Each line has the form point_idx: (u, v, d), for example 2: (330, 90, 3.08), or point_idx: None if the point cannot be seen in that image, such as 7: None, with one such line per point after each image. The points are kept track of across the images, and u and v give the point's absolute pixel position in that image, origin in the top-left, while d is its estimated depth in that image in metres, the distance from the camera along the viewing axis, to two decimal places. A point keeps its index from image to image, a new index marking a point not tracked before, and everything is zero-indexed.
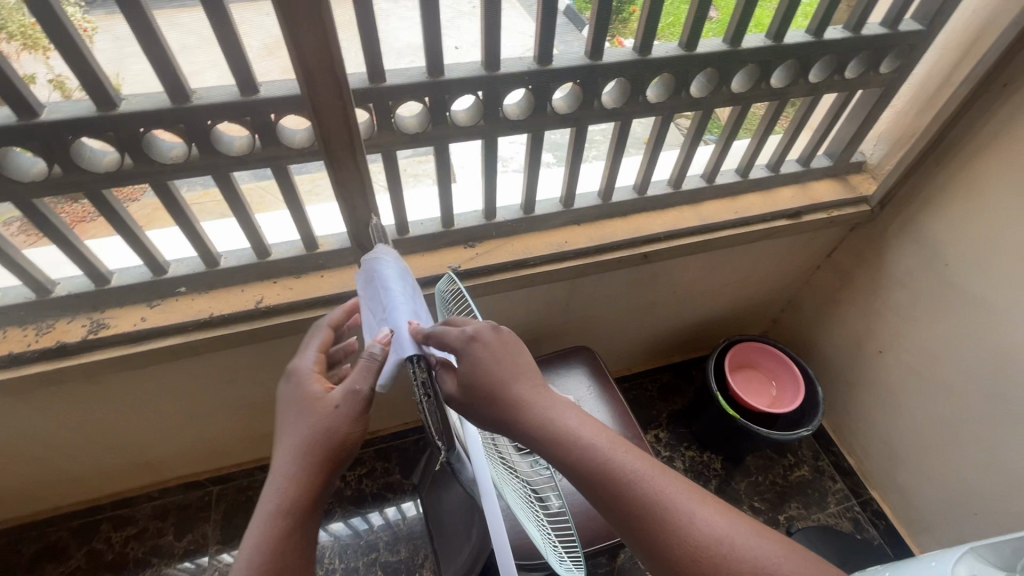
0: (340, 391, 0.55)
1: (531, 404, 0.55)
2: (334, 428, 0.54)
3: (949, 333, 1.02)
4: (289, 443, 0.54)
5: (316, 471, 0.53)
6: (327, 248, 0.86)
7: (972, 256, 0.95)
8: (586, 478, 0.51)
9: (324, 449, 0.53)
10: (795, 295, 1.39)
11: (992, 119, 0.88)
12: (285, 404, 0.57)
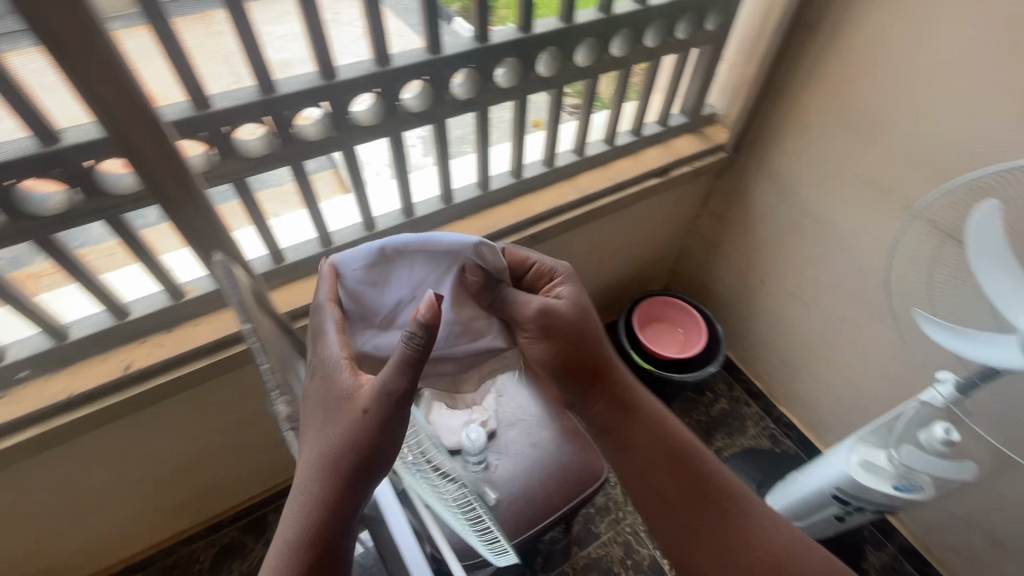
0: (370, 391, 0.54)
1: (638, 414, 0.71)
2: (357, 431, 0.53)
3: (809, 253, 1.14)
4: (321, 443, 0.54)
5: (342, 474, 0.53)
6: (196, 295, 0.79)
7: (814, 182, 1.07)
8: (699, 481, 0.68)
9: (351, 454, 0.53)
10: (684, 247, 1.49)
11: (805, 60, 0.99)
12: (320, 394, 0.57)
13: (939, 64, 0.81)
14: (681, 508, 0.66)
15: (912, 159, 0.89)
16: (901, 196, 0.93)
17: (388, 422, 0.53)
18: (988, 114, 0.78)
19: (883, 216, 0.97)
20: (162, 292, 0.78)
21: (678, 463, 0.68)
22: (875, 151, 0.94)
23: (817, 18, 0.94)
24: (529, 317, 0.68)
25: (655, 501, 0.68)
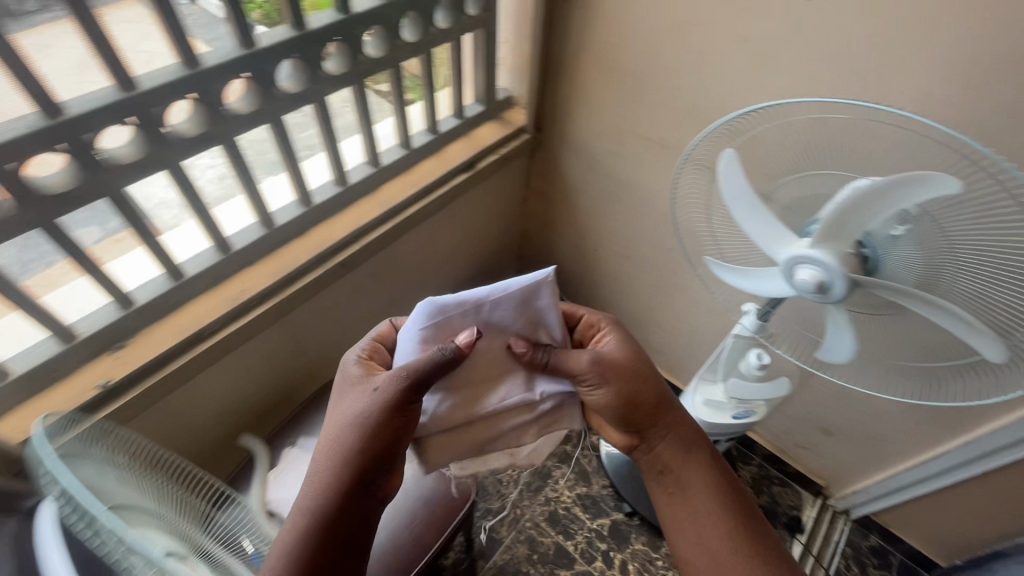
0: (382, 377, 0.64)
1: (681, 446, 0.76)
2: (364, 422, 0.63)
3: (627, 216, 1.18)
4: (337, 429, 0.65)
5: (353, 458, 0.64)
6: (87, 334, 0.71)
7: (612, 150, 1.10)
8: (721, 505, 0.74)
9: (359, 441, 0.64)
10: (524, 231, 1.49)
11: (573, 33, 0.99)
12: (347, 385, 0.68)
13: (678, 21, 0.84)
14: (734, 566, 0.70)
15: (682, 113, 0.94)
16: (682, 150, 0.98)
17: (395, 410, 0.63)
18: (727, 63, 0.83)
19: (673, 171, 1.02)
20: (107, 306, 0.73)
21: (722, 521, 0.73)
22: (652, 111, 0.98)
23: None
24: (583, 368, 0.69)
25: (700, 552, 0.72)
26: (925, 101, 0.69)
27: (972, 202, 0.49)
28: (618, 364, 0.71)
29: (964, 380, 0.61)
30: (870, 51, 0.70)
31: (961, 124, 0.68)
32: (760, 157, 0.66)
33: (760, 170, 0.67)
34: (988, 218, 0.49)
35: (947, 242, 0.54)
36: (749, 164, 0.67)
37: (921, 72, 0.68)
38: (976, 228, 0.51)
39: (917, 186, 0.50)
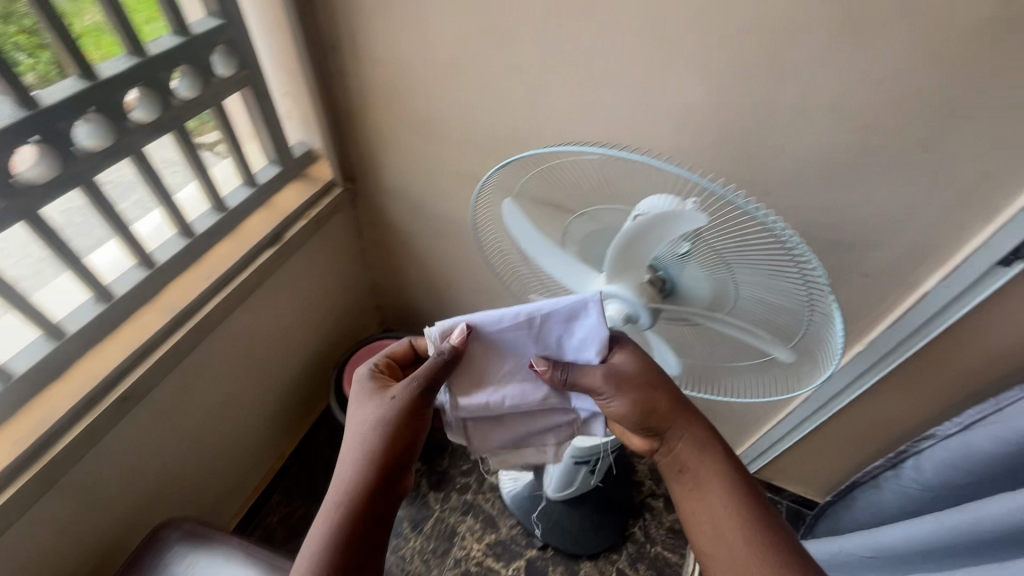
0: (401, 386, 0.58)
1: (693, 448, 0.62)
2: (382, 434, 0.57)
3: (466, 251, 1.12)
4: (354, 444, 0.58)
5: (371, 475, 0.57)
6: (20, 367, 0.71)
7: (431, 190, 1.03)
8: (744, 510, 0.58)
9: (382, 450, 0.57)
10: (374, 283, 1.38)
11: (351, 78, 0.91)
12: (360, 394, 0.61)
13: (449, 54, 0.80)
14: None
15: (483, 145, 0.90)
16: None
17: (411, 417, 0.58)
18: (508, 91, 0.80)
19: None
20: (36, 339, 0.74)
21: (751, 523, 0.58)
22: (455, 147, 0.93)
23: (333, 33, 0.86)
24: (595, 375, 0.59)
25: (728, 558, 0.57)
26: (688, 109, 0.71)
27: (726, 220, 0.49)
28: (630, 374, 0.60)
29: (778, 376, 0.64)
30: (628, 68, 0.70)
31: (723, 127, 0.71)
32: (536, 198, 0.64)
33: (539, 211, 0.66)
34: (742, 236, 0.50)
35: (719, 260, 0.54)
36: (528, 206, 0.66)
37: (677, 83, 0.69)
38: (737, 245, 0.51)
39: (673, 220, 0.49)
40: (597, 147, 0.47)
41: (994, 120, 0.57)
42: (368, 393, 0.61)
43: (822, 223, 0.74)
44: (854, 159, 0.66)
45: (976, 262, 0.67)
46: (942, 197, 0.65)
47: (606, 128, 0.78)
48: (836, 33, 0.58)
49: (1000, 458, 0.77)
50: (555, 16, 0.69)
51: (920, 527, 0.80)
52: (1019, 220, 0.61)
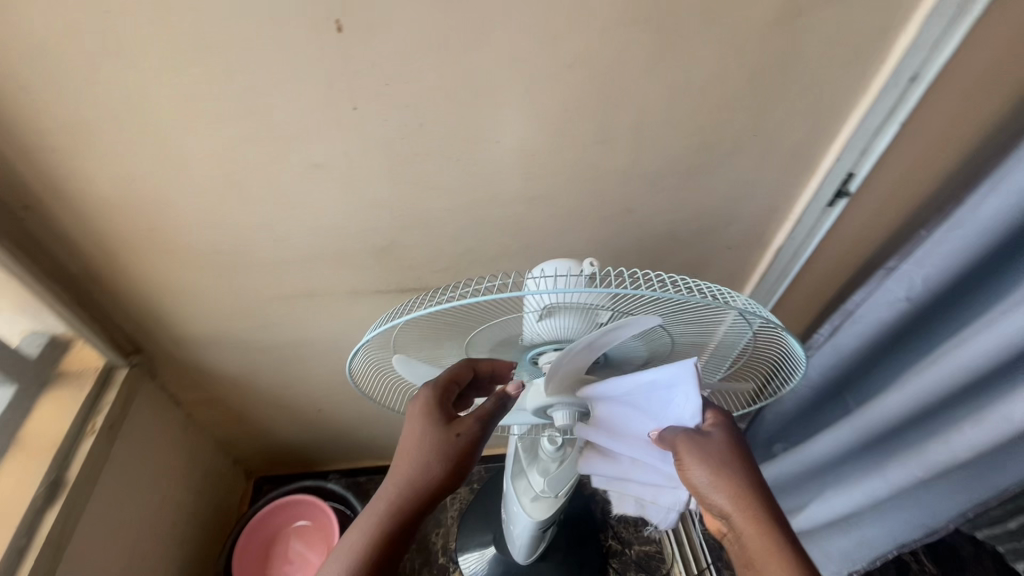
0: (466, 421, 0.53)
1: (760, 545, 0.46)
2: (433, 467, 0.52)
3: (327, 367, 0.93)
4: (409, 469, 0.52)
5: (413, 502, 0.52)
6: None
7: (255, 328, 0.82)
8: None
9: (430, 480, 0.52)
10: (220, 441, 1.09)
11: (81, 241, 0.65)
12: (425, 402, 0.53)
13: (219, 172, 0.60)
14: None
15: (306, 257, 0.72)
16: (337, 288, 0.77)
17: (467, 457, 0.53)
18: (318, 193, 0.64)
19: (344, 309, 0.81)
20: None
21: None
22: (269, 269, 0.73)
23: (27, 196, 0.59)
24: (676, 442, 0.53)
25: None
26: (532, 157, 0.64)
27: (659, 311, 0.46)
28: (710, 443, 0.52)
29: (749, 378, 0.65)
30: (455, 133, 0.60)
31: (572, 164, 0.65)
32: (423, 345, 0.54)
33: (432, 351, 0.56)
34: (680, 316, 0.48)
35: (661, 330, 0.53)
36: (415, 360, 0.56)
37: (514, 135, 0.61)
38: (682, 322, 0.50)
39: (626, 329, 0.47)
40: (503, 296, 0.42)
41: (803, 95, 0.61)
42: (435, 407, 0.54)
43: (684, 219, 0.75)
44: (698, 158, 0.66)
45: (813, 210, 0.74)
46: (775, 167, 0.69)
47: (448, 198, 0.67)
48: (657, 52, 0.55)
49: (865, 350, 0.86)
50: (348, 99, 0.55)
51: (844, 436, 0.88)
52: (837, 168, 0.68)
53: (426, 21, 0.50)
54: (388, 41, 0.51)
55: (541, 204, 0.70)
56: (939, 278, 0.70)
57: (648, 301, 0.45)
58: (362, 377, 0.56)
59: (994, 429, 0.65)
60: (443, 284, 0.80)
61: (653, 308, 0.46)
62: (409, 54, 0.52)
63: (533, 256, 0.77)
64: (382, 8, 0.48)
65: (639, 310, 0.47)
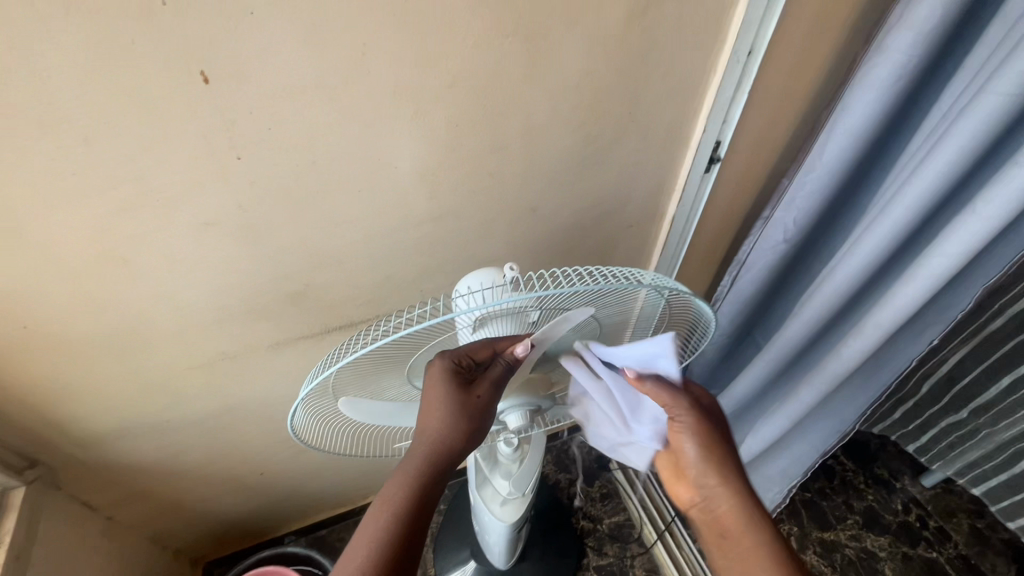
0: (485, 388, 0.51)
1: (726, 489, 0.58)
2: (455, 430, 0.52)
3: (260, 427, 0.87)
4: (430, 436, 0.52)
5: (442, 460, 0.53)
6: None
7: (173, 406, 0.76)
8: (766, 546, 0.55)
9: (455, 442, 0.53)
10: (152, 538, 0.98)
11: None
12: (441, 373, 0.50)
13: (95, 249, 0.54)
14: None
15: (214, 320, 0.67)
16: (255, 343, 0.73)
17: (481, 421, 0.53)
18: (214, 251, 0.60)
19: (267, 364, 0.77)
20: None
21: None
22: (177, 341, 0.67)
23: None
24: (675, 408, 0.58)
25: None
26: (433, 175, 0.64)
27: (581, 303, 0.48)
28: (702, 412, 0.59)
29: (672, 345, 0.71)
30: (351, 165, 0.59)
31: (472, 176, 0.67)
32: (363, 386, 0.52)
33: (373, 389, 0.54)
34: (602, 302, 0.51)
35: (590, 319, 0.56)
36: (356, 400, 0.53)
37: (410, 158, 0.61)
38: (607, 306, 0.53)
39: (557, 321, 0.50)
40: (437, 323, 0.42)
41: (665, 80, 0.67)
42: (456, 377, 0.50)
43: (585, 207, 0.79)
44: (587, 150, 0.71)
45: (694, 179, 0.81)
46: (656, 147, 0.75)
47: (356, 231, 0.66)
48: (531, 60, 0.58)
49: (761, 291, 0.98)
50: (229, 149, 0.52)
51: (759, 370, 0.99)
52: (705, 139, 0.76)
53: (299, 61, 0.49)
54: (262, 86, 0.49)
55: (449, 219, 0.71)
56: (805, 217, 0.84)
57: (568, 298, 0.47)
58: (303, 432, 0.52)
59: (869, 337, 0.76)
60: (368, 316, 0.78)
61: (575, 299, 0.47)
62: (287, 95, 0.50)
63: (452, 269, 0.78)
64: (248, 53, 0.46)
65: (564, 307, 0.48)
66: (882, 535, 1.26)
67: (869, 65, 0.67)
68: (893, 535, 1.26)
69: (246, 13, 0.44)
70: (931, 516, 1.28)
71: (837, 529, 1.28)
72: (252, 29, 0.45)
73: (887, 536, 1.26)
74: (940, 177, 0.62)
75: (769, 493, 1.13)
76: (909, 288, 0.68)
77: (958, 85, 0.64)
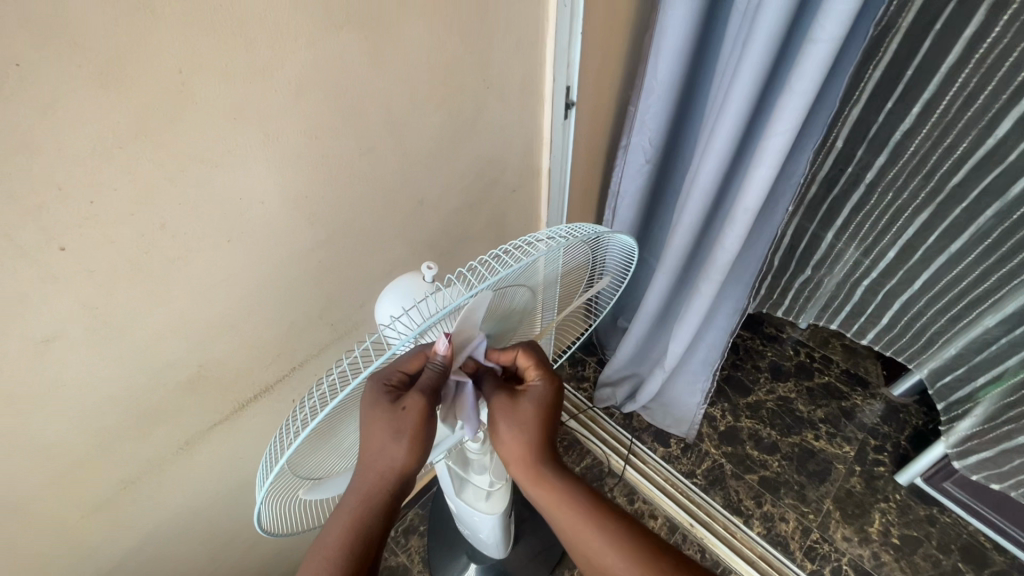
0: (409, 400, 0.45)
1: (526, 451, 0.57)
2: (391, 453, 0.47)
3: (198, 541, 0.75)
4: (370, 460, 0.47)
5: (382, 486, 0.49)
6: None
7: (79, 564, 0.61)
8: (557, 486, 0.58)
9: (394, 465, 0.48)
10: None
11: None
12: (367, 396, 0.46)
13: None
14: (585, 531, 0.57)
15: (97, 448, 0.55)
16: (159, 454, 0.61)
17: (420, 436, 0.48)
18: (69, 368, 0.48)
19: (182, 470, 0.65)
20: None
21: (589, 557, 0.58)
22: (58, 488, 0.54)
23: None
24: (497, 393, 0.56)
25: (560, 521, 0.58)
26: (307, 199, 0.58)
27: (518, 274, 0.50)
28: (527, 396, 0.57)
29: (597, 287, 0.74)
30: (209, 213, 0.50)
31: (348, 187, 0.61)
32: (320, 444, 0.46)
33: (331, 443, 0.48)
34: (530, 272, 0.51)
35: (527, 288, 0.55)
36: (315, 462, 0.47)
37: (275, 187, 0.54)
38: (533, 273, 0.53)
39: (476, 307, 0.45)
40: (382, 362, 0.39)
41: (505, 38, 0.66)
42: (383, 392, 0.46)
43: (468, 185, 0.78)
44: (455, 126, 0.69)
45: (557, 128, 0.84)
46: (516, 106, 0.75)
47: (239, 285, 0.57)
48: (373, 47, 0.53)
49: (640, 213, 1.06)
50: (46, 241, 0.41)
51: (662, 283, 1.08)
52: (556, 87, 0.78)
53: (103, 111, 0.39)
54: (63, 152, 0.39)
55: (339, 239, 0.65)
56: (657, 136, 0.92)
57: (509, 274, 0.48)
58: (269, 522, 0.45)
59: (743, 221, 0.85)
60: (282, 373, 0.69)
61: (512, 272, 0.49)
62: (101, 155, 0.41)
63: (356, 289, 0.72)
64: (31, 114, 0.36)
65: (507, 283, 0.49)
66: (788, 381, 1.48)
67: None
68: (795, 376, 1.49)
69: (9, 63, 0.34)
70: (814, 350, 1.54)
71: (756, 390, 1.47)
72: (24, 83, 0.35)
73: (791, 379, 1.49)
74: (759, 68, 0.71)
75: (697, 384, 1.27)
76: (761, 170, 0.78)
77: None
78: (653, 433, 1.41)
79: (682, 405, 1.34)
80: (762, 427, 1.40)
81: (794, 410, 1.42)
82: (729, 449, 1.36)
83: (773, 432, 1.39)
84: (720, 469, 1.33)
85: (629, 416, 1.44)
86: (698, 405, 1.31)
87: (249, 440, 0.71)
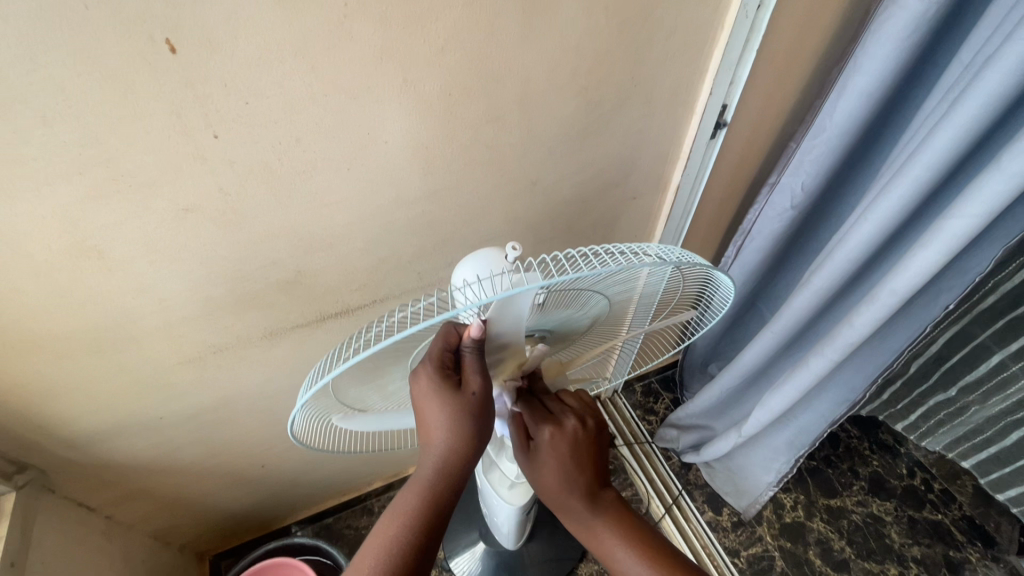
0: (471, 379, 0.44)
1: (557, 486, 0.55)
2: (460, 429, 0.46)
3: (261, 419, 0.85)
4: (436, 443, 0.46)
5: (449, 466, 0.47)
6: None
7: (163, 400, 0.72)
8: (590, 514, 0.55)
9: (459, 441, 0.46)
10: (153, 535, 0.96)
11: None
12: (424, 382, 0.44)
13: (64, 240, 0.50)
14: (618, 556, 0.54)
15: (202, 310, 0.64)
16: (247, 334, 0.70)
17: (482, 406, 0.46)
18: (198, 238, 0.56)
19: (261, 354, 0.74)
20: None
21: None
22: (161, 332, 0.64)
23: None
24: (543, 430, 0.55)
25: (599, 546, 0.55)
26: (426, 150, 0.60)
27: (589, 282, 0.43)
28: (565, 440, 0.55)
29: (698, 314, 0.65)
30: (340, 138, 0.55)
31: (467, 149, 0.63)
32: (366, 382, 0.48)
33: (376, 384, 0.49)
34: (610, 281, 0.46)
35: (602, 297, 0.51)
36: (356, 395, 0.49)
37: (402, 130, 0.57)
38: (615, 282, 0.48)
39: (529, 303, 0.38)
40: (418, 326, 0.36)
41: (669, 39, 0.62)
42: (438, 379, 0.43)
43: (586, 179, 0.75)
44: (589, 117, 0.67)
45: (700, 146, 0.77)
46: (661, 112, 0.71)
47: (349, 210, 0.62)
48: (528, 18, 0.53)
49: (766, 260, 0.96)
50: (205, 127, 0.48)
51: (767, 342, 0.96)
52: (712, 103, 0.71)
53: (275, 25, 0.44)
54: (236, 54, 0.45)
55: (446, 195, 0.67)
56: (814, 182, 0.81)
57: (582, 279, 0.41)
58: (303, 434, 0.49)
59: (882, 306, 0.73)
60: (364, 302, 0.75)
61: (587, 280, 0.42)
62: (264, 65, 0.46)
63: (447, 247, 0.74)
64: (218, 17, 0.42)
65: (567, 287, 0.42)
66: (887, 500, 1.26)
67: (885, 16, 0.62)
68: (899, 499, 1.26)
69: None
70: (934, 480, 1.28)
71: (843, 495, 1.28)
72: None
73: (892, 501, 1.26)
74: (963, 137, 0.59)
75: (775, 464, 1.13)
76: (926, 253, 0.65)
77: (980, 36, 0.60)
78: (706, 494, 1.30)
79: (750, 479, 1.19)
80: (836, 538, 1.21)
81: (883, 536, 1.21)
82: (787, 545, 1.21)
83: (848, 548, 1.20)
84: (769, 561, 1.19)
85: (686, 466, 1.35)
86: (769, 485, 1.16)
87: (321, 348, 0.78)
